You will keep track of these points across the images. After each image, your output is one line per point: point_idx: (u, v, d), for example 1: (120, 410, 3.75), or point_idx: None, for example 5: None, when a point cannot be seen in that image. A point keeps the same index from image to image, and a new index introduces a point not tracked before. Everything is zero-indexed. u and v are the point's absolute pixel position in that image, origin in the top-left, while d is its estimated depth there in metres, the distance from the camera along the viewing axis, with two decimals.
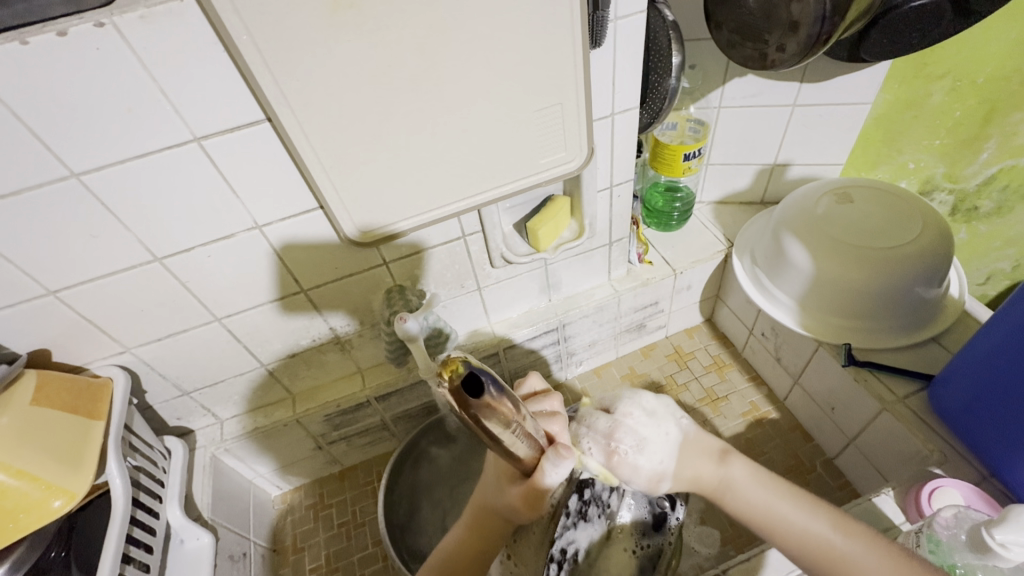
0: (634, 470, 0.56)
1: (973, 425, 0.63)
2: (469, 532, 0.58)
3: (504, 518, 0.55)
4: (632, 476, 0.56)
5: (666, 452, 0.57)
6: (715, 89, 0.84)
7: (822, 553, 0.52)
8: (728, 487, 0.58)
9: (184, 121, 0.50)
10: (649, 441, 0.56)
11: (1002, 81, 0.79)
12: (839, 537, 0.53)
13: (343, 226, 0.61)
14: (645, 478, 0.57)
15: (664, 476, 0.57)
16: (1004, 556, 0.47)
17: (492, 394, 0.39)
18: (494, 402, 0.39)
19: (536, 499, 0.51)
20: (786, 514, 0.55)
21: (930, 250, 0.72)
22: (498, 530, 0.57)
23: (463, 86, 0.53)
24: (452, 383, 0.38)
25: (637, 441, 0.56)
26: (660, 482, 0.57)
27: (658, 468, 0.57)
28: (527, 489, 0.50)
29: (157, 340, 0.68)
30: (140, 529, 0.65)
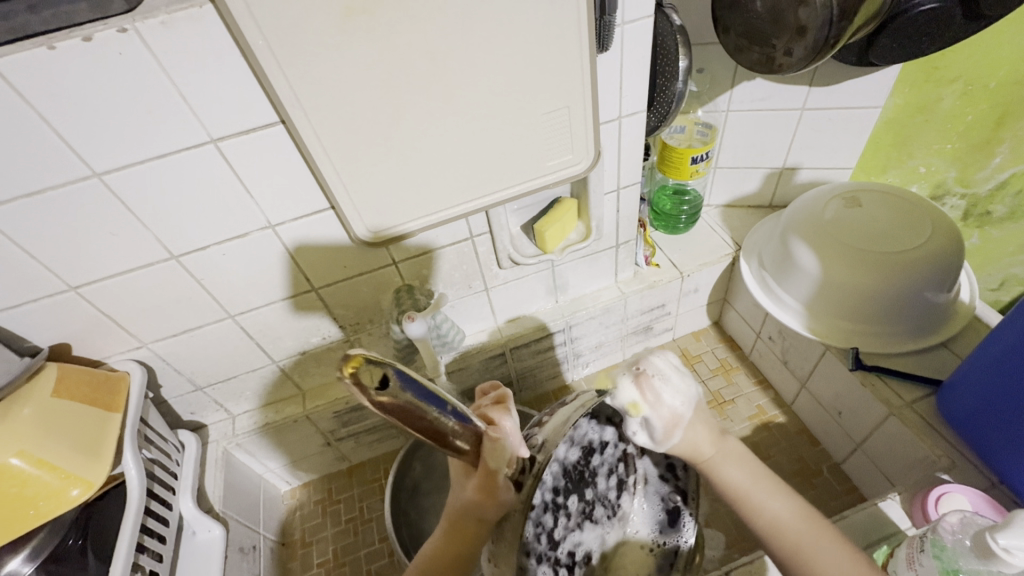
0: (658, 400, 0.56)
1: (981, 430, 0.63)
2: (448, 538, 0.57)
3: (477, 521, 0.54)
4: (655, 408, 0.56)
5: (686, 396, 0.58)
6: (722, 93, 0.84)
7: (785, 538, 0.54)
8: (725, 460, 0.60)
9: (201, 123, 0.51)
10: (673, 380, 0.58)
11: (1014, 86, 0.79)
12: (799, 522, 0.55)
13: (355, 226, 0.63)
14: (665, 415, 0.57)
15: (683, 418, 0.57)
16: (1008, 562, 0.45)
17: (401, 387, 0.40)
18: (404, 395, 0.40)
19: (493, 486, 0.52)
20: (761, 499, 0.57)
21: (939, 254, 0.71)
22: (474, 531, 0.56)
23: (473, 88, 0.54)
24: (353, 379, 0.38)
25: (664, 374, 0.57)
26: (676, 429, 0.57)
27: (679, 409, 0.57)
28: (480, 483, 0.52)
29: (173, 336, 0.69)
30: (154, 520, 0.66)
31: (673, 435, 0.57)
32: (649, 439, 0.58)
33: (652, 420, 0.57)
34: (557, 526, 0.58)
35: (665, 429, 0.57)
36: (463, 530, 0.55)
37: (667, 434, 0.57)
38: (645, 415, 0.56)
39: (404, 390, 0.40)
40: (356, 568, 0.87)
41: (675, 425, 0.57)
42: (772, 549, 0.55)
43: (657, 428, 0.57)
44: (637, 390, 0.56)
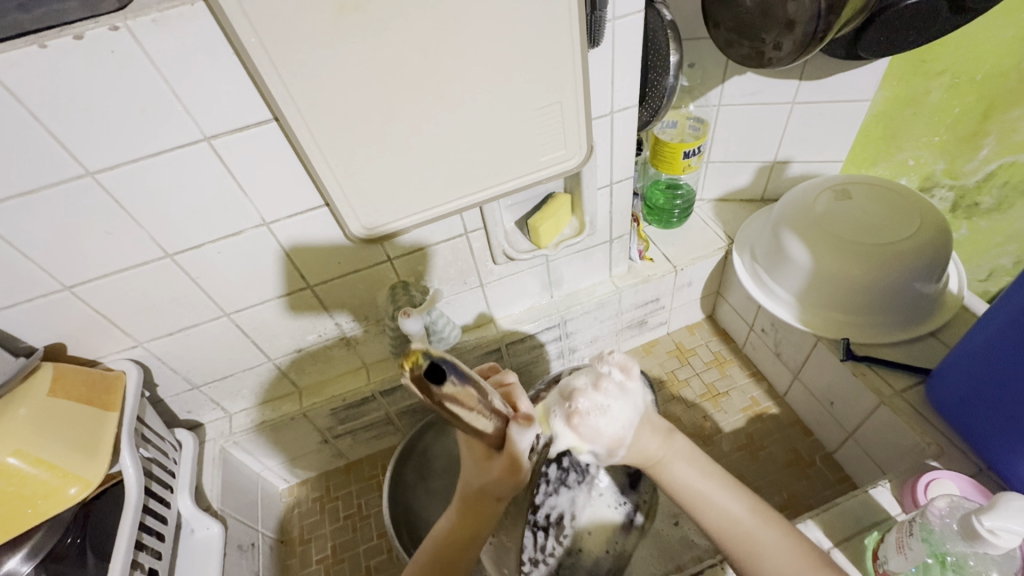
0: (594, 432, 0.57)
1: (969, 418, 0.64)
2: (462, 514, 0.58)
3: (495, 498, 0.57)
4: (593, 441, 0.57)
5: (626, 420, 0.57)
6: (714, 88, 0.85)
7: (737, 539, 0.54)
8: (670, 459, 0.59)
9: (195, 121, 0.52)
10: (612, 407, 0.57)
11: (1000, 78, 0.80)
12: (757, 522, 0.54)
13: (349, 224, 0.63)
14: (607, 440, 0.57)
15: (625, 437, 0.57)
16: (993, 543, 0.45)
17: (453, 382, 0.41)
18: (456, 389, 0.41)
19: (519, 467, 0.53)
20: (713, 497, 0.56)
21: (928, 245, 0.72)
22: (490, 511, 0.58)
23: (466, 85, 0.55)
24: (413, 373, 0.39)
25: (599, 405, 0.57)
26: (620, 446, 0.57)
27: (619, 429, 0.57)
28: (506, 467, 0.53)
29: (168, 335, 0.70)
30: (152, 517, 0.67)
31: (617, 451, 0.58)
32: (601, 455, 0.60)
33: (595, 447, 0.58)
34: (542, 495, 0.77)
35: (608, 449, 0.58)
36: (479, 508, 0.57)
37: (612, 453, 0.58)
38: (589, 446, 0.57)
39: (452, 384, 0.41)
40: (355, 565, 0.88)
41: (616, 445, 0.57)
42: (734, 555, 0.54)
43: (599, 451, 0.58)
44: (575, 434, 0.57)
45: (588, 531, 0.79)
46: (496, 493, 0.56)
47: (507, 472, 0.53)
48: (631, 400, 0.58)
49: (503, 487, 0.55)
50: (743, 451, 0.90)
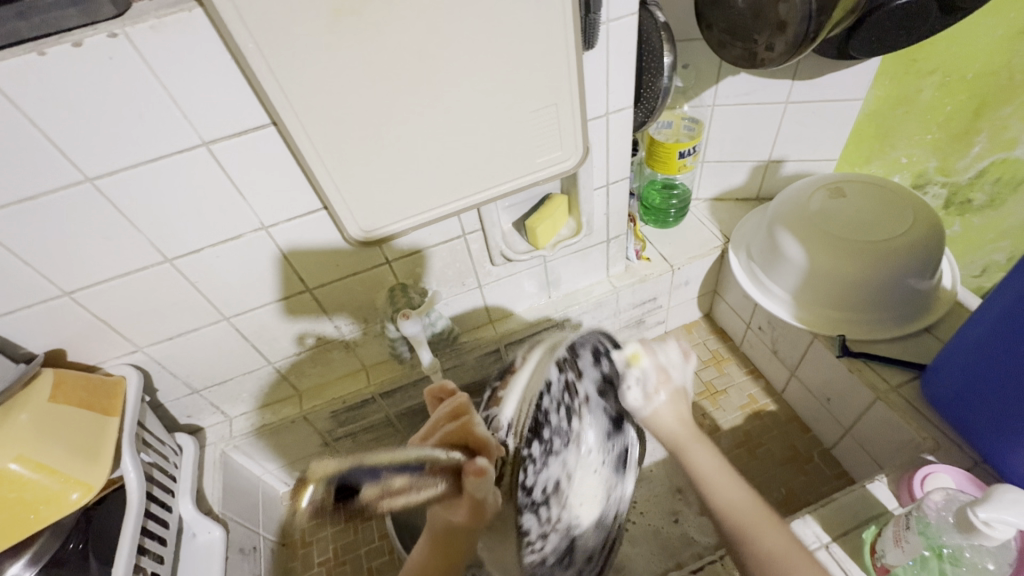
0: (655, 355, 0.66)
1: (964, 412, 0.65)
2: (433, 551, 0.61)
3: (461, 535, 0.60)
4: (649, 359, 0.66)
5: (681, 369, 0.67)
6: (708, 88, 0.85)
7: (739, 517, 0.55)
8: (695, 433, 0.63)
9: (193, 127, 0.52)
10: (674, 356, 0.67)
11: (991, 76, 0.81)
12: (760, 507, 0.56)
13: (348, 227, 0.63)
14: (659, 370, 0.65)
15: (672, 383, 0.66)
16: (988, 535, 0.45)
17: (360, 496, 0.48)
18: (365, 500, 0.48)
19: (482, 508, 0.57)
20: (724, 481, 0.58)
21: (921, 241, 0.73)
22: (458, 544, 0.61)
23: (462, 88, 0.55)
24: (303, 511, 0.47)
25: (669, 347, 0.67)
26: (664, 391, 0.65)
27: (674, 374, 0.66)
28: (470, 508, 0.56)
29: (168, 339, 0.70)
30: (154, 522, 0.67)
31: (658, 394, 0.65)
32: (641, 398, 0.65)
33: (644, 380, 0.65)
34: (527, 476, 0.60)
35: (653, 387, 0.65)
36: (450, 544, 0.60)
37: (654, 392, 0.65)
38: (644, 370, 0.65)
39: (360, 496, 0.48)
40: (356, 567, 0.88)
41: (661, 388, 0.65)
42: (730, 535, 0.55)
43: (645, 381, 0.65)
44: (643, 348, 0.66)
45: (582, 490, 0.67)
46: (467, 530, 0.59)
47: (475, 514, 0.57)
48: (694, 363, 0.68)
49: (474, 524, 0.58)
50: (741, 448, 0.91)
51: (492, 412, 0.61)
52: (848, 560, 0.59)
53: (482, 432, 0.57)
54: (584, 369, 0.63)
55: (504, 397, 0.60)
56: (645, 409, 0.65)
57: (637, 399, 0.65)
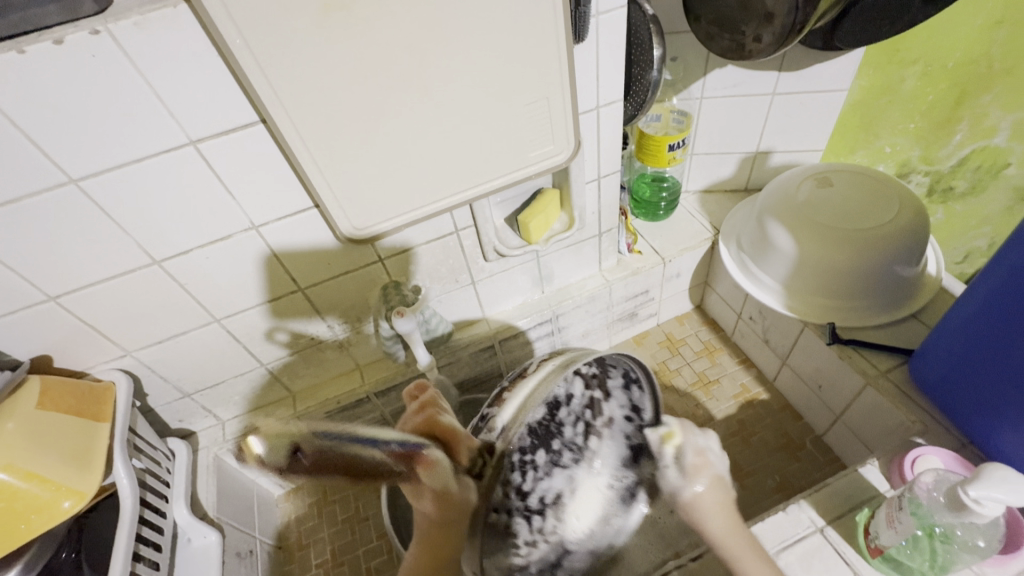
0: (694, 439, 0.67)
1: (950, 395, 0.66)
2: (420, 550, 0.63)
3: (449, 525, 0.62)
4: (687, 441, 0.67)
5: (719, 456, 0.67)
6: (696, 81, 0.86)
7: None
8: (737, 528, 0.61)
9: (180, 126, 0.51)
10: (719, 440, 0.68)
11: (972, 64, 0.82)
12: None
13: (340, 225, 0.63)
14: (697, 454, 0.66)
15: (712, 466, 0.65)
16: (979, 513, 0.46)
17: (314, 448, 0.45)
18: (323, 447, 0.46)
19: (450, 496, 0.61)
20: None
21: (906, 229, 0.74)
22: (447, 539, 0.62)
23: (453, 83, 0.55)
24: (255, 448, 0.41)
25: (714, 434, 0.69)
26: (704, 473, 0.65)
27: (714, 457, 0.66)
28: (435, 499, 0.60)
29: (157, 343, 0.69)
30: (148, 528, 0.66)
31: (698, 477, 0.64)
32: (678, 477, 0.66)
33: (682, 461, 0.66)
34: (525, 478, 0.72)
35: (692, 469, 0.65)
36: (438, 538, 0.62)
37: (693, 473, 0.65)
38: (682, 449, 0.67)
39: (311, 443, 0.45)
40: (355, 567, 0.88)
41: (700, 470, 0.65)
42: None
43: (685, 464, 0.65)
44: (681, 429, 0.68)
45: (576, 516, 0.76)
46: (451, 519, 0.62)
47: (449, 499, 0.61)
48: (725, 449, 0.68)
49: (455, 511, 0.62)
50: (735, 438, 0.92)
51: (490, 411, 0.64)
52: (843, 543, 0.60)
53: (448, 424, 0.62)
54: (613, 392, 0.72)
55: (506, 399, 0.63)
56: (685, 492, 0.64)
57: (677, 478, 0.65)
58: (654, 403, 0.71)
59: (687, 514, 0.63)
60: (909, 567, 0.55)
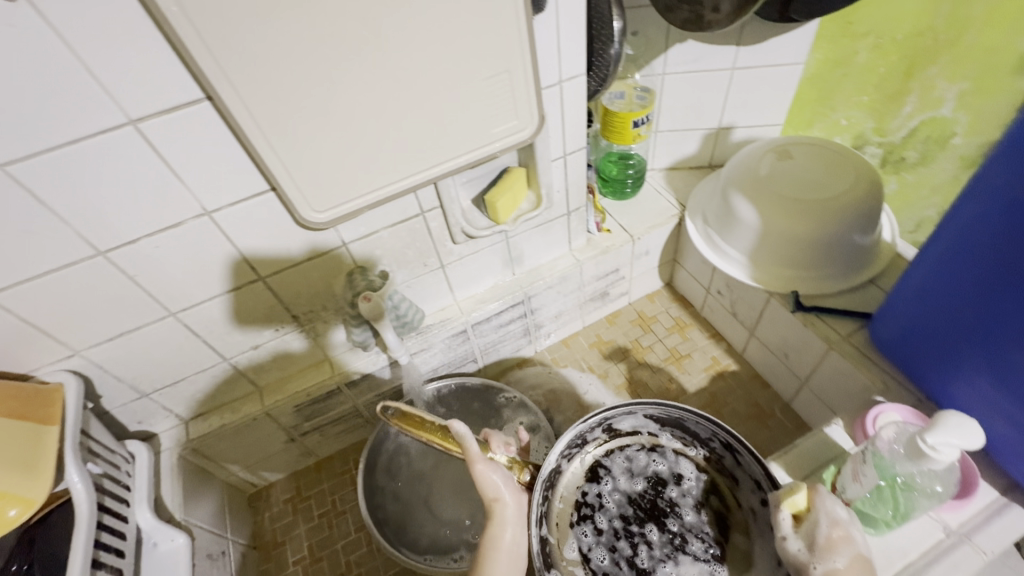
0: (831, 508, 0.52)
1: (907, 353, 0.68)
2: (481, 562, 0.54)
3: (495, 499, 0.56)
4: (822, 507, 0.52)
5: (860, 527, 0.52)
6: (658, 56, 0.86)
7: None
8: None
9: (117, 104, 0.48)
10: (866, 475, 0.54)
11: (919, 37, 0.81)
12: None
13: (299, 208, 0.60)
14: (834, 526, 0.51)
15: (852, 540, 0.50)
16: (936, 459, 0.47)
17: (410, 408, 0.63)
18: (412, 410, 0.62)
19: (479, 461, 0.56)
20: None
21: (864, 197, 0.76)
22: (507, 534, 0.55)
23: (412, 55, 0.53)
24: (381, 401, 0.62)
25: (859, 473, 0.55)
26: (843, 547, 0.49)
27: (855, 529, 0.51)
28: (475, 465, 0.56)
29: (108, 340, 0.65)
30: (108, 534, 0.62)
31: (834, 556, 0.49)
32: (805, 553, 0.51)
33: (808, 534, 0.51)
34: (638, 553, 0.61)
35: (822, 542, 0.50)
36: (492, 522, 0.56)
37: (824, 549, 0.50)
38: (813, 520, 0.51)
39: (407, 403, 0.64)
40: (333, 562, 0.86)
41: (837, 545, 0.50)
42: None
43: (812, 539, 0.50)
44: (808, 490, 0.53)
45: None
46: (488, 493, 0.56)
47: (483, 470, 0.56)
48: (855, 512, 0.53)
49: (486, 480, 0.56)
50: (707, 409, 0.95)
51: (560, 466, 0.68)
52: None
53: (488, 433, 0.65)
54: (736, 471, 0.63)
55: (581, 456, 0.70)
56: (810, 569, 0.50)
57: (802, 553, 0.51)
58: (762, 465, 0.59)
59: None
60: (872, 518, 0.56)
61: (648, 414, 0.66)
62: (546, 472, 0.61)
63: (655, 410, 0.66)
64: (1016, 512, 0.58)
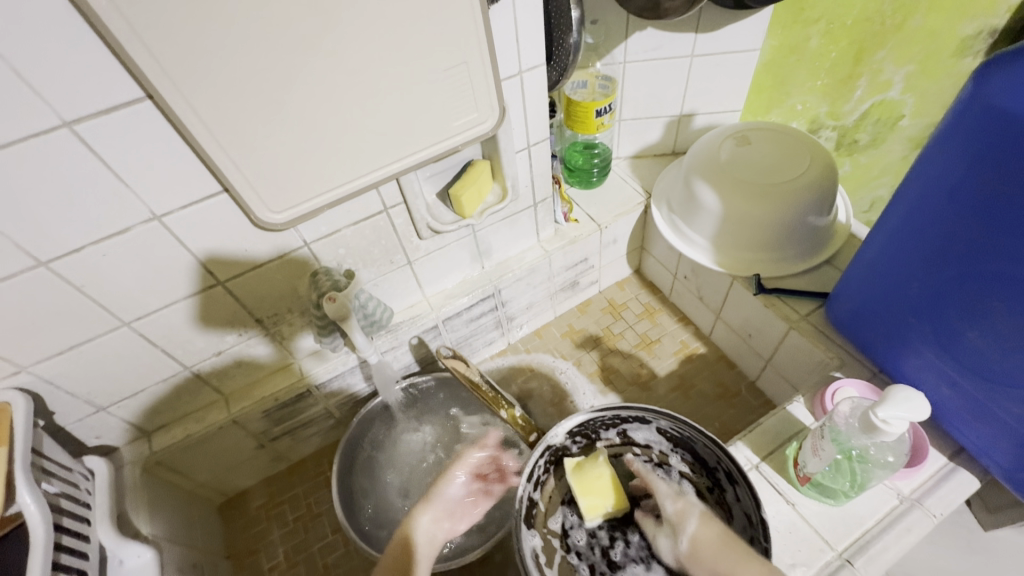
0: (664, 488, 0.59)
1: (862, 328, 0.70)
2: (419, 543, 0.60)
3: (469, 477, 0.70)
4: (656, 488, 0.59)
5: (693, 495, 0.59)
6: (618, 45, 0.87)
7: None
8: (737, 555, 0.50)
9: (49, 105, 0.45)
10: (823, 447, 0.56)
11: (867, 22, 0.85)
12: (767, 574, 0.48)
13: (254, 210, 0.58)
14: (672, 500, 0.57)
15: (695, 505, 0.56)
16: (888, 431, 0.48)
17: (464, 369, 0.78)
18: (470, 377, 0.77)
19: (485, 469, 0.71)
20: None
21: (818, 180, 0.79)
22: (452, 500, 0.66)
23: (365, 48, 0.52)
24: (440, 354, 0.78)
25: (815, 446, 0.58)
26: (690, 514, 0.55)
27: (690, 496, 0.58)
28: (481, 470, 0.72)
29: (58, 354, 0.62)
30: (68, 554, 0.59)
31: (684, 523, 0.55)
32: (670, 539, 0.56)
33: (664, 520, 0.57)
34: (615, 546, 0.63)
35: (674, 518, 0.55)
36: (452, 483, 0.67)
37: (678, 524, 0.55)
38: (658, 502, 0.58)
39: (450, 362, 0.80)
40: (310, 565, 0.85)
41: (685, 514, 0.55)
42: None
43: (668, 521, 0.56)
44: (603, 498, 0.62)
45: None
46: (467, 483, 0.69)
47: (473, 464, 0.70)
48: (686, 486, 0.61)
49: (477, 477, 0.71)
50: (677, 392, 0.97)
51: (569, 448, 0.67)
52: (776, 476, 0.63)
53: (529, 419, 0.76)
54: (733, 507, 0.60)
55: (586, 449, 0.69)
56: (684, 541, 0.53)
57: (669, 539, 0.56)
58: (756, 502, 0.56)
59: (695, 569, 0.52)
60: (832, 489, 0.59)
61: (660, 427, 0.65)
62: (553, 439, 0.64)
63: (668, 423, 0.64)
64: (965, 474, 0.61)
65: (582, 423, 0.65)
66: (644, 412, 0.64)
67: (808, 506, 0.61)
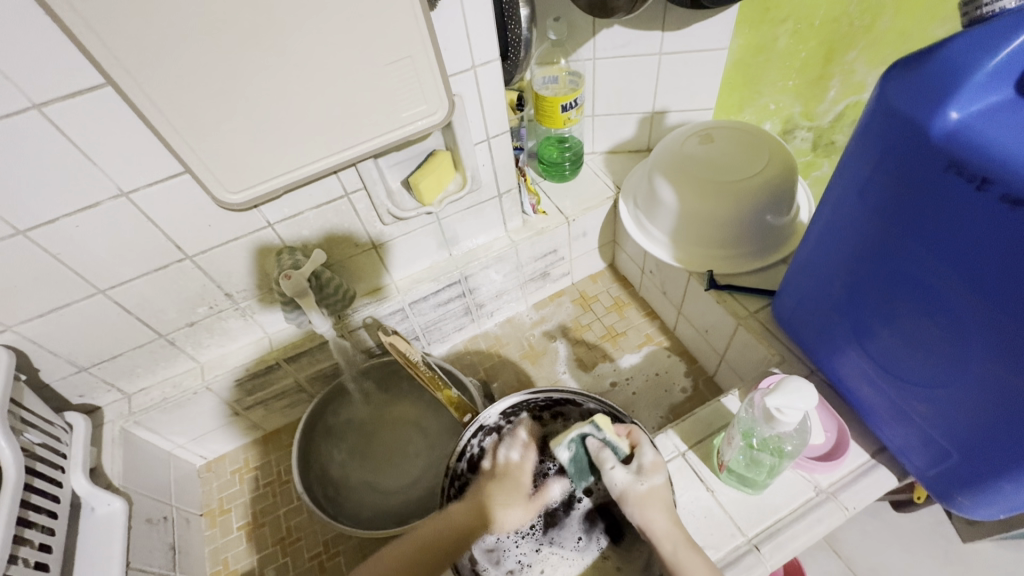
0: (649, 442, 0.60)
1: (799, 325, 0.71)
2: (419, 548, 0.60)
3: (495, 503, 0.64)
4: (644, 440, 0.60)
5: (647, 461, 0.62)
6: (585, 43, 0.89)
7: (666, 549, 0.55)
8: (675, 523, 0.56)
9: (19, 89, 0.50)
10: (734, 437, 0.59)
11: (834, 22, 0.85)
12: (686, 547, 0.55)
13: (214, 190, 0.63)
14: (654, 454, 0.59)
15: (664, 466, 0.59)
16: (783, 420, 0.51)
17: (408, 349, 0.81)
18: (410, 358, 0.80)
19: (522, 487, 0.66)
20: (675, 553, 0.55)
21: (773, 179, 0.79)
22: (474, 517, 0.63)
23: (307, 41, 0.56)
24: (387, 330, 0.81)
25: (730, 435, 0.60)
26: (661, 469, 0.58)
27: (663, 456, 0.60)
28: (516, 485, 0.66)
29: (40, 316, 0.68)
30: (39, 495, 0.66)
31: (655, 475, 0.58)
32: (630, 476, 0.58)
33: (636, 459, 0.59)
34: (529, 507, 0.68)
35: (649, 466, 0.58)
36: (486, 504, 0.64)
37: (648, 471, 0.58)
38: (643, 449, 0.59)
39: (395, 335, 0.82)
40: (275, 527, 0.91)
41: (658, 467, 0.58)
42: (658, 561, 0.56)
43: (640, 462, 0.58)
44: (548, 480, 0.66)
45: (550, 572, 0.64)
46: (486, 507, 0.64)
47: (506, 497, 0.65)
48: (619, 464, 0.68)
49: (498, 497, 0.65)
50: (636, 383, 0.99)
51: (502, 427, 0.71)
52: (700, 464, 0.66)
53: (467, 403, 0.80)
54: None
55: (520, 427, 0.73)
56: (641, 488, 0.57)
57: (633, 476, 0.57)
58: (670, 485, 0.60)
59: (635, 507, 0.56)
60: (750, 479, 0.60)
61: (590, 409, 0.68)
62: (485, 420, 0.69)
63: (596, 405, 0.68)
64: (884, 471, 0.63)
65: (516, 403, 0.70)
66: (574, 395, 0.68)
67: (726, 493, 0.63)
